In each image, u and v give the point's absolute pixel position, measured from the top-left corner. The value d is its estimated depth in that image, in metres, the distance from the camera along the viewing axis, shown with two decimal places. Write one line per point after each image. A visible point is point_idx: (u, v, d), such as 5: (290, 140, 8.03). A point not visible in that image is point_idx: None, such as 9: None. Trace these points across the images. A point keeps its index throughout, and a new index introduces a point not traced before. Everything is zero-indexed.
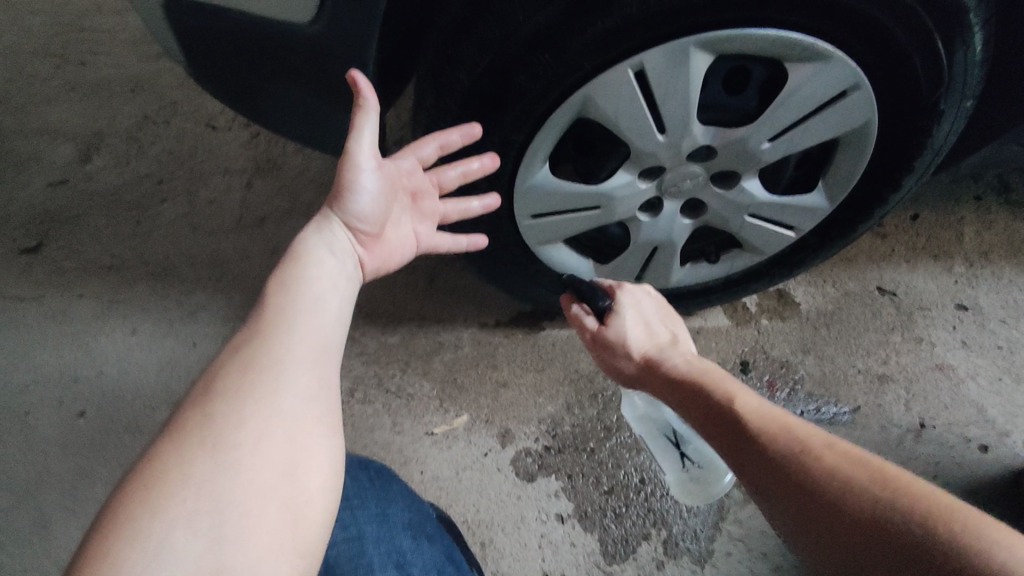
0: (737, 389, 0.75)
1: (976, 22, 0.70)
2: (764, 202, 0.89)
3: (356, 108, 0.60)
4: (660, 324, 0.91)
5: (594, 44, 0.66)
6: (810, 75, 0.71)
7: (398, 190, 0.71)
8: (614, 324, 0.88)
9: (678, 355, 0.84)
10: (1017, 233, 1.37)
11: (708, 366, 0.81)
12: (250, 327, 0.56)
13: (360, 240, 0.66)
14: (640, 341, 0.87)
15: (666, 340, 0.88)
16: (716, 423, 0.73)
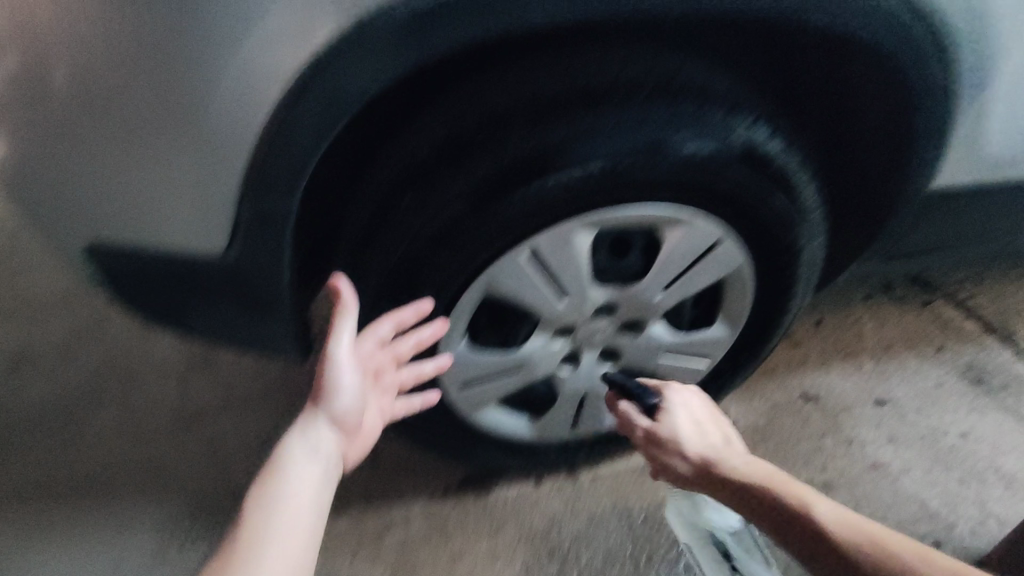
0: (806, 494, 0.76)
1: (805, 180, 0.82)
2: (672, 342, 0.97)
3: (337, 316, 0.71)
4: (711, 427, 0.94)
5: (486, 238, 0.74)
6: (680, 237, 0.81)
7: (366, 377, 0.78)
8: (665, 420, 0.93)
9: (738, 462, 0.87)
10: (909, 324, 1.51)
11: (770, 471, 0.83)
12: (225, 555, 0.60)
13: (342, 435, 0.74)
14: (693, 441, 0.91)
15: (721, 444, 0.92)
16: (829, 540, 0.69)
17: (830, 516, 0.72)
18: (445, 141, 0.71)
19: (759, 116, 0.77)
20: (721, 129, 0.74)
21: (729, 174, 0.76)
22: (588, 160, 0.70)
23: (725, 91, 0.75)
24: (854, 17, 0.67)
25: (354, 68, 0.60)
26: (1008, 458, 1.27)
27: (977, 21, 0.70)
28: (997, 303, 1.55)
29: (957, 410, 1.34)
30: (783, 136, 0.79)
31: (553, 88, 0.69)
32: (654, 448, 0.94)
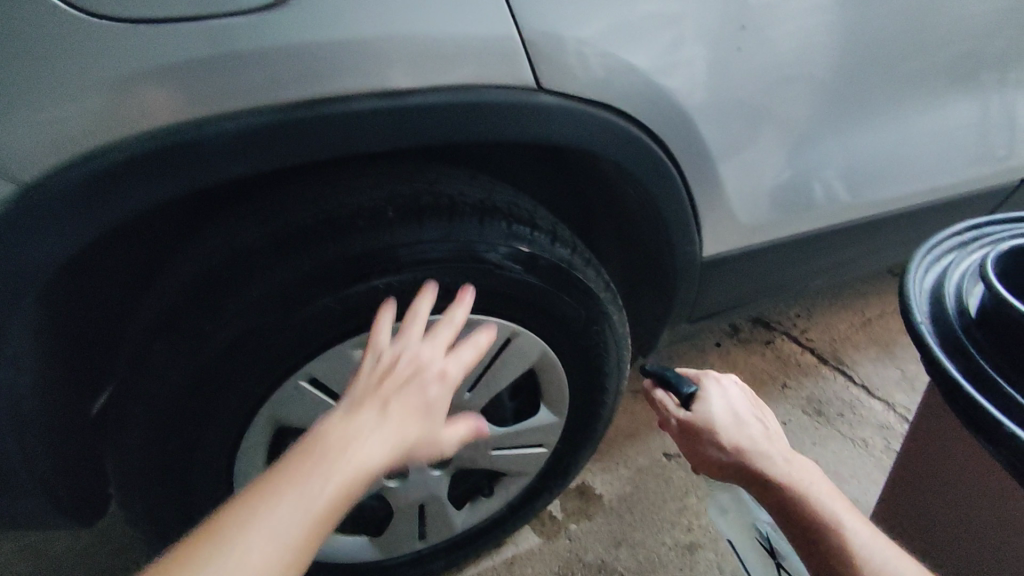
0: (827, 499, 0.71)
1: (584, 268, 0.86)
2: (498, 435, 0.95)
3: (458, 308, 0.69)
4: (752, 419, 0.84)
5: (257, 377, 0.72)
6: (467, 338, 0.82)
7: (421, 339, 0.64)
8: (701, 408, 0.84)
9: (778, 458, 0.77)
10: (755, 365, 1.59)
11: (806, 473, 0.76)
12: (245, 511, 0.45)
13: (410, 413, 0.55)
14: (731, 432, 0.81)
15: (761, 434, 0.81)
16: (819, 523, 0.69)
17: (838, 504, 0.71)
18: (197, 286, 0.70)
19: (516, 218, 0.79)
20: (478, 238, 0.75)
21: (498, 275, 0.78)
22: (341, 286, 0.70)
23: (477, 200, 0.77)
24: (560, 128, 0.72)
25: (39, 239, 0.59)
26: (853, 485, 1.33)
27: (678, 117, 0.79)
28: (827, 335, 1.68)
29: (804, 445, 1.41)
30: (544, 232, 0.82)
31: (295, 220, 0.69)
32: (686, 436, 0.85)
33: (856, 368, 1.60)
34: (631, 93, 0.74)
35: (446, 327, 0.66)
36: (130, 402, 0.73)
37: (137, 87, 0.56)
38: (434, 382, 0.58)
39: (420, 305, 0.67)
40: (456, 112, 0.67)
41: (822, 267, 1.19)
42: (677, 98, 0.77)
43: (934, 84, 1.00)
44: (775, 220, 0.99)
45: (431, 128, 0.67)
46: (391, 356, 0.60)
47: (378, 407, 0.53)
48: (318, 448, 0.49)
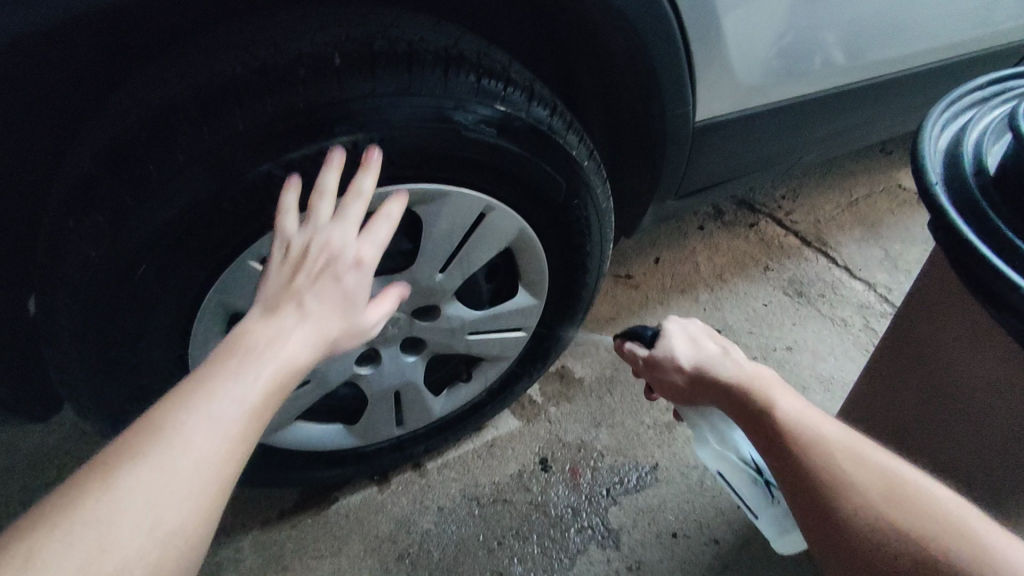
0: (779, 397, 0.69)
1: (564, 131, 0.77)
2: (476, 319, 0.90)
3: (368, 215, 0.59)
4: (710, 340, 0.83)
5: (198, 254, 0.63)
6: (440, 213, 0.74)
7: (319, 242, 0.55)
8: (661, 343, 0.83)
9: (732, 365, 0.76)
10: (738, 248, 1.55)
11: (758, 373, 0.73)
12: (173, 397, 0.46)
13: (316, 317, 0.52)
14: (687, 356, 0.80)
15: (717, 350, 0.80)
16: (763, 422, 0.68)
17: (784, 399, 0.70)
18: (107, 149, 0.59)
19: (488, 72, 0.69)
20: (444, 95, 0.65)
21: (471, 139, 0.69)
22: (286, 147, 0.60)
23: (440, 47, 0.66)
24: None
25: None
26: (828, 363, 1.35)
27: None
28: (813, 217, 1.64)
29: (782, 326, 1.40)
30: (520, 88, 0.71)
31: (223, 70, 0.59)
32: (651, 371, 0.84)
33: (840, 249, 1.57)
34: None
35: (356, 204, 0.58)
36: (49, 289, 0.64)
37: None
38: (352, 272, 0.55)
39: (328, 175, 0.59)
40: None
41: (819, 138, 1.11)
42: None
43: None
44: (777, 78, 0.90)
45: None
46: (302, 246, 0.55)
47: (294, 308, 0.51)
48: (234, 354, 0.48)
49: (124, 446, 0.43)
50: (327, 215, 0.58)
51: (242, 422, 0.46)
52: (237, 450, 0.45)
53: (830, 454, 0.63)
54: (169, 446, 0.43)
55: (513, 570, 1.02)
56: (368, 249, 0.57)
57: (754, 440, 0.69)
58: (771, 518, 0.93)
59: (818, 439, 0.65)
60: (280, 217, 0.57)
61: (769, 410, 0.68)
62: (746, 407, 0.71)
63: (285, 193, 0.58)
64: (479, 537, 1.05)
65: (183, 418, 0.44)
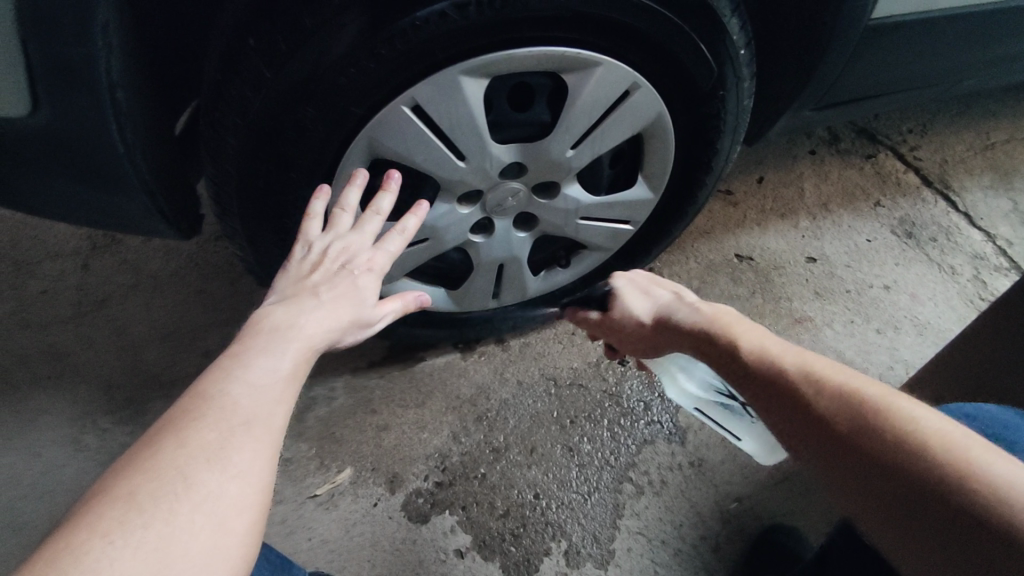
0: (737, 336, 0.64)
1: (729, 12, 0.72)
2: (592, 204, 0.90)
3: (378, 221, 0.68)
4: (660, 287, 0.79)
5: (360, 90, 0.64)
6: (586, 83, 0.72)
7: (339, 250, 0.65)
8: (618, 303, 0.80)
9: (685, 309, 0.72)
10: (850, 179, 1.46)
11: (715, 312, 0.69)
12: (246, 338, 0.54)
13: (329, 300, 0.60)
14: (643, 305, 0.78)
15: (671, 295, 0.76)
16: (721, 359, 0.64)
17: (736, 325, 0.66)
18: None
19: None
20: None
21: (639, 7, 0.65)
22: None
23: None
24: None
25: None
26: (926, 308, 1.31)
27: None
28: (940, 156, 1.51)
29: (885, 265, 1.36)
30: None
31: None
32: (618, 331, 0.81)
33: (962, 194, 1.46)
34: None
35: (375, 217, 0.68)
36: (220, 106, 0.66)
37: None
38: (363, 272, 0.64)
39: (351, 192, 0.68)
40: None
41: (988, 61, 1.00)
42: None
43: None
44: None
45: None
46: (320, 249, 0.65)
47: (309, 295, 0.59)
48: (260, 334, 0.54)
49: (178, 408, 0.47)
50: (345, 226, 0.67)
51: (278, 386, 0.51)
52: (280, 414, 0.50)
53: (792, 381, 0.56)
54: (219, 405, 0.47)
55: (581, 447, 1.09)
56: (379, 259, 0.66)
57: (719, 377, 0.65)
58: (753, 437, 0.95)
59: (776, 367, 0.58)
60: (304, 226, 0.66)
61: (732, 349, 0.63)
62: (710, 349, 0.66)
63: (316, 200, 0.67)
64: (553, 414, 1.11)
65: (231, 385, 0.49)
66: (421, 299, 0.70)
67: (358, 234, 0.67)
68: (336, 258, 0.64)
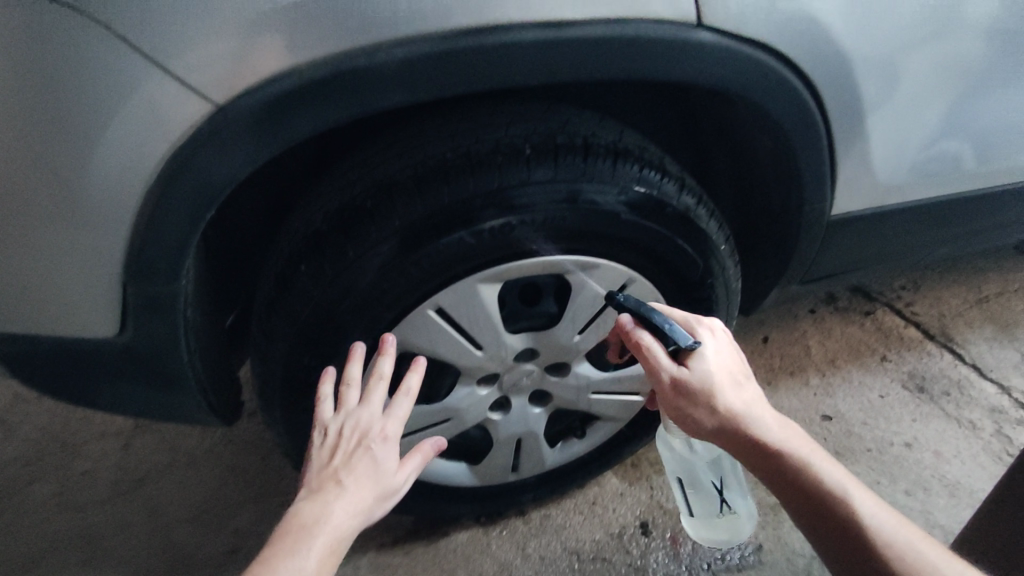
0: (847, 485, 0.70)
1: (706, 218, 0.84)
2: (601, 379, 0.96)
3: (381, 385, 0.71)
4: (736, 369, 0.78)
5: (391, 299, 0.74)
6: (586, 282, 0.82)
7: (351, 427, 0.69)
8: (698, 369, 0.75)
9: (776, 425, 0.74)
10: (851, 336, 1.53)
11: (807, 446, 0.73)
12: (276, 539, 0.60)
13: (349, 486, 0.64)
14: (728, 390, 0.75)
15: (750, 393, 0.77)
16: (812, 496, 0.70)
17: (823, 465, 0.71)
18: (339, 210, 0.73)
19: (648, 167, 0.78)
20: (615, 186, 0.75)
21: (627, 221, 0.77)
22: (476, 219, 0.72)
23: (609, 141, 0.76)
24: (712, 69, 0.69)
25: (223, 152, 0.62)
26: (952, 466, 1.29)
27: (837, 60, 0.73)
28: (936, 310, 1.58)
29: (901, 421, 1.37)
30: (672, 178, 0.80)
31: (436, 154, 0.71)
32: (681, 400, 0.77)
33: (967, 346, 1.51)
34: (791, 33, 0.69)
35: (380, 382, 0.72)
36: (272, 315, 0.77)
37: (312, 6, 0.58)
38: (378, 445, 0.68)
39: (352, 366, 0.72)
40: (608, 47, 0.64)
41: (954, 235, 1.11)
42: (835, 36, 0.72)
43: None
44: (917, 178, 0.93)
45: (593, 54, 0.64)
46: (335, 430, 0.69)
47: (332, 487, 0.63)
48: (290, 535, 0.60)
49: None
50: (355, 400, 0.72)
51: None
52: None
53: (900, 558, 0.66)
54: None
55: None
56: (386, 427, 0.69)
57: (796, 487, 0.71)
58: (699, 520, 1.08)
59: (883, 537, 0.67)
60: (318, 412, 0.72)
61: (842, 497, 0.69)
62: (808, 481, 0.70)
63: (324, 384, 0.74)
64: None
65: None
66: (437, 444, 0.73)
67: (366, 403, 0.70)
68: (351, 436, 0.68)
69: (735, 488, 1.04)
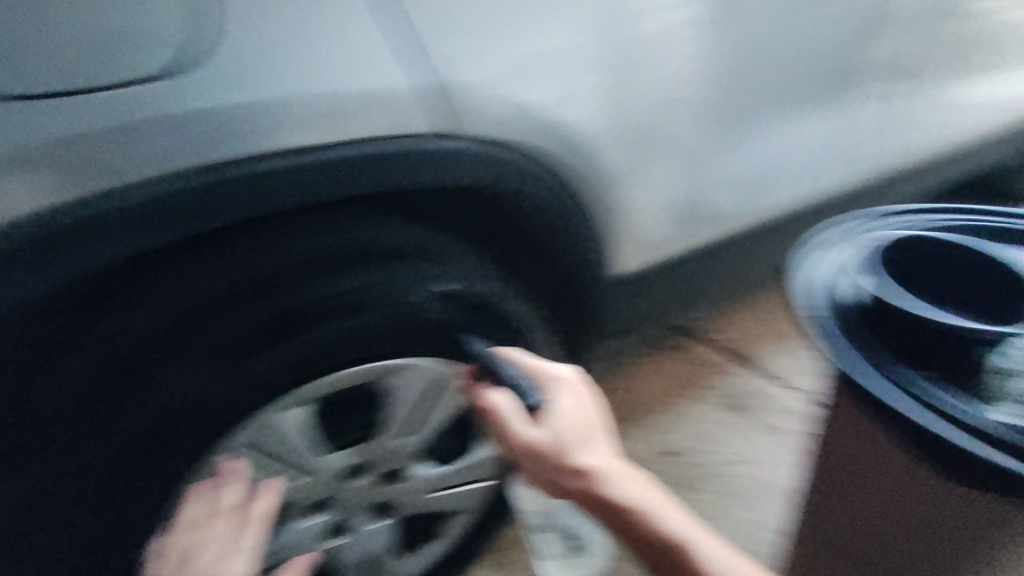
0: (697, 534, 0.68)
1: (501, 294, 0.97)
2: (437, 474, 1.03)
3: None
4: (594, 423, 0.81)
5: (216, 424, 0.85)
6: (395, 367, 0.92)
7: None
8: (546, 427, 0.80)
9: (626, 481, 0.73)
10: (676, 369, 1.72)
11: (659, 500, 0.71)
12: None
13: None
14: (575, 445, 0.78)
15: (604, 447, 0.78)
16: (659, 549, 0.68)
17: (670, 516, 0.70)
18: (146, 334, 0.78)
19: (430, 259, 0.90)
20: (400, 281, 0.87)
21: (424, 307, 0.90)
22: (277, 324, 0.82)
23: (400, 240, 0.87)
24: (460, 166, 0.84)
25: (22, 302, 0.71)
26: (767, 476, 1.49)
27: (562, 139, 0.91)
28: (740, 333, 1.79)
29: (732, 444, 1.55)
30: (461, 266, 0.93)
31: (234, 267, 0.79)
32: (534, 457, 0.81)
33: (767, 361, 1.73)
34: (514, 121, 0.87)
35: None
36: (77, 430, 0.80)
37: (79, 152, 0.69)
38: None
39: None
40: (370, 163, 0.79)
41: (720, 274, 1.34)
42: (548, 111, 0.89)
43: (800, 99, 1.14)
44: (678, 233, 1.13)
45: (348, 170, 0.79)
46: None
47: None
48: None
49: None
50: None
51: None
52: None
53: None
54: None
55: None
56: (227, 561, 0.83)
57: (641, 541, 0.70)
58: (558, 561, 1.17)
59: None
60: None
61: (687, 549, 0.67)
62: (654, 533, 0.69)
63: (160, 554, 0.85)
64: None
65: None
66: None
67: None
68: None
69: (581, 529, 1.19)
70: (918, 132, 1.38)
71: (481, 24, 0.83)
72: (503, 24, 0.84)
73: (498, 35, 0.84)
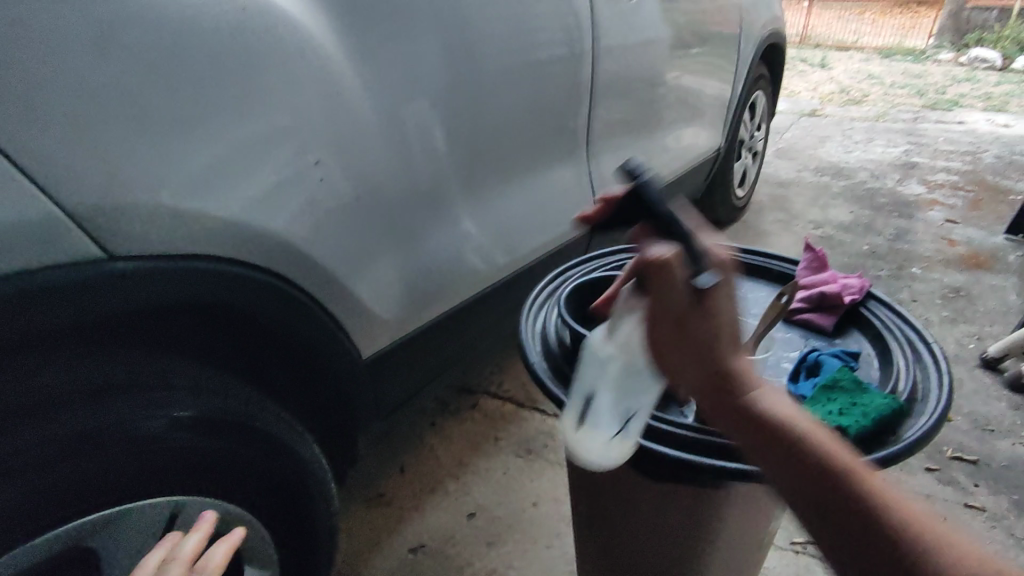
0: (810, 425, 0.66)
1: (237, 405, 0.98)
2: None
3: None
4: (736, 324, 0.67)
5: None
6: (125, 511, 0.88)
7: None
8: (721, 291, 0.66)
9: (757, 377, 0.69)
10: (466, 431, 1.84)
11: (782, 394, 0.69)
12: None
13: None
14: (727, 309, 0.66)
15: (739, 347, 0.68)
16: (779, 442, 0.65)
17: (787, 408, 0.67)
18: None
19: (165, 389, 0.89)
20: (130, 415, 0.85)
21: (151, 438, 0.87)
22: None
23: (102, 376, 0.84)
24: (153, 289, 0.85)
25: None
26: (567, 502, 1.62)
27: (264, 245, 0.99)
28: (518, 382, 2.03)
29: (524, 487, 1.66)
30: (186, 389, 0.92)
31: None
32: (671, 326, 0.67)
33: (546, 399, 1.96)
34: (208, 239, 0.91)
35: None
36: None
37: None
38: None
39: None
40: (43, 298, 0.75)
41: (468, 339, 1.55)
42: (242, 224, 0.95)
43: (471, 182, 1.42)
44: (409, 308, 1.30)
45: (36, 311, 0.75)
46: None
47: None
48: None
49: None
50: None
51: None
52: None
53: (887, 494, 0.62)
54: None
55: None
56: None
57: (754, 440, 0.66)
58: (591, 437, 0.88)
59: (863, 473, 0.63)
60: (168, 554, 0.92)
61: (835, 451, 0.64)
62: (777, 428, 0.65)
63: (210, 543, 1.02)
64: None
65: None
66: None
67: None
68: None
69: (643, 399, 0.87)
70: (577, 191, 1.79)
71: (157, 152, 0.84)
72: (184, 150, 0.87)
73: (181, 162, 0.87)
